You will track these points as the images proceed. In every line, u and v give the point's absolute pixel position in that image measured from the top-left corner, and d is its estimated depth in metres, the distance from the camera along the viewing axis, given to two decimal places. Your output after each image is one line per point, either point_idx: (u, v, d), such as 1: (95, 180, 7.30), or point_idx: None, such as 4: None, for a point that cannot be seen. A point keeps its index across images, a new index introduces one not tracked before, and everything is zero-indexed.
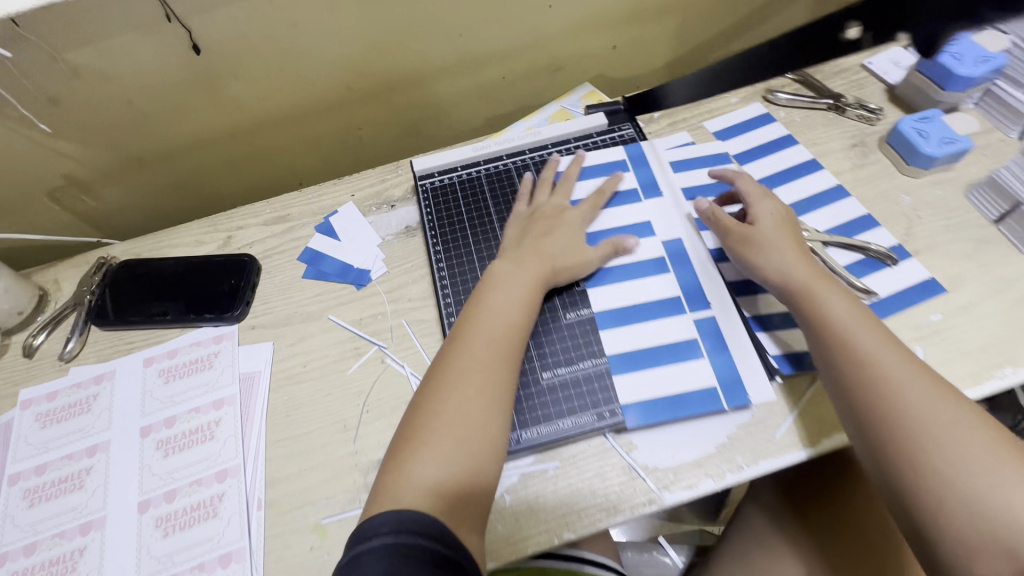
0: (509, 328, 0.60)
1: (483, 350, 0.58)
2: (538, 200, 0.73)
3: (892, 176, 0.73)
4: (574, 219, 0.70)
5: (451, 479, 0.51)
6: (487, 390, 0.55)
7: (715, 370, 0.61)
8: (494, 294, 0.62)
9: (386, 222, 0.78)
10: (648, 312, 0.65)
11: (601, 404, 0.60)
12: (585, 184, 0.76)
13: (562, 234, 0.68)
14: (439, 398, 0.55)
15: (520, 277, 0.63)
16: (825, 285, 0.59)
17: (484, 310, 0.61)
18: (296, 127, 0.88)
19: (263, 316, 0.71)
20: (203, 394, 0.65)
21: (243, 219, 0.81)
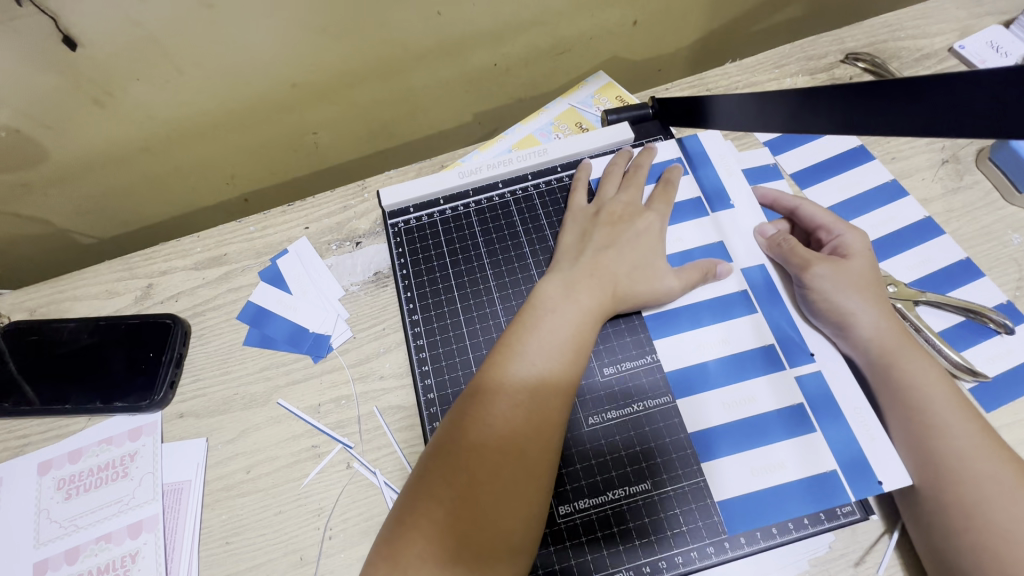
0: (546, 390, 0.45)
1: (504, 422, 0.43)
2: (603, 197, 0.57)
3: (995, 207, 0.57)
4: (643, 225, 0.55)
5: None
6: (509, 471, 0.41)
7: (831, 446, 0.46)
8: (527, 339, 0.47)
9: (350, 266, 0.61)
10: (703, 393, 0.49)
11: (639, 554, 0.44)
12: (647, 186, 0.59)
13: (623, 248, 0.53)
14: (442, 482, 0.41)
15: (559, 317, 0.48)
16: (913, 348, 0.46)
17: (512, 362, 0.46)
18: (232, 135, 0.68)
19: (194, 401, 0.56)
20: (114, 516, 0.50)
21: (167, 261, 0.64)
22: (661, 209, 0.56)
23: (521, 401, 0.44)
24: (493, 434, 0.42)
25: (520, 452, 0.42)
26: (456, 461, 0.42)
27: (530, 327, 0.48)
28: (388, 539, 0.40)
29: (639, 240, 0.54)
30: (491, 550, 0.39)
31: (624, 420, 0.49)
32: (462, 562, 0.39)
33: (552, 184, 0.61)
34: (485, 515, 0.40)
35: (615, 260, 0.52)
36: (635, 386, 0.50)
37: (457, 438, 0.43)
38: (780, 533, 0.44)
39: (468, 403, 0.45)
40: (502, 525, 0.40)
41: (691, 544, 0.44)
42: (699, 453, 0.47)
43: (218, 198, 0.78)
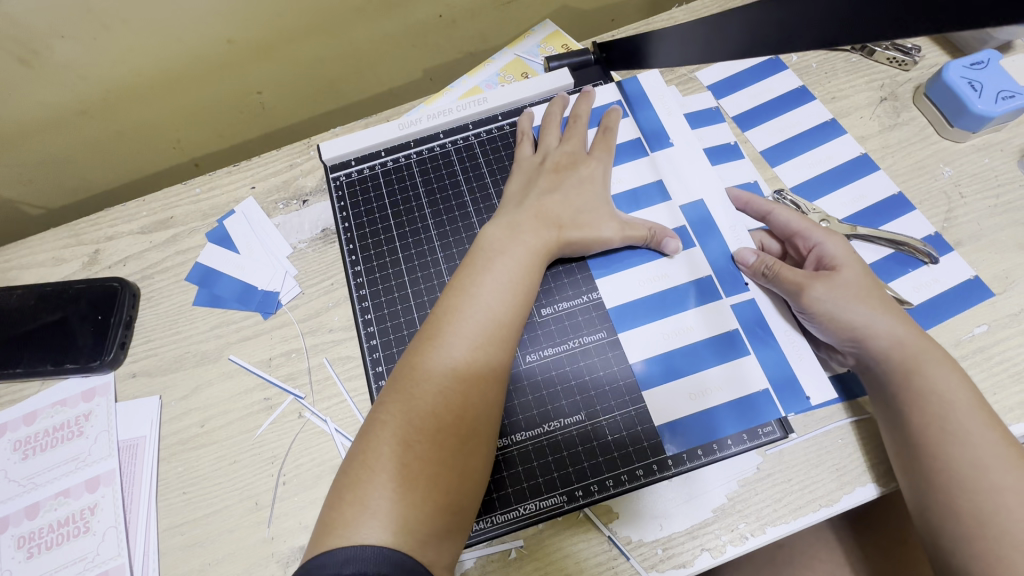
0: (500, 330, 0.45)
1: (462, 363, 0.42)
2: (545, 144, 0.57)
3: (929, 142, 0.58)
4: (586, 170, 0.55)
5: (419, 519, 0.37)
6: (470, 412, 0.41)
7: (761, 371, 0.49)
8: (480, 280, 0.46)
9: (297, 224, 0.61)
10: (640, 325, 0.51)
11: (572, 480, 0.46)
12: (589, 131, 0.59)
13: (563, 191, 0.53)
14: (401, 424, 0.40)
15: (509, 257, 0.48)
16: (929, 356, 0.44)
17: (467, 304, 0.45)
18: (174, 94, 0.67)
19: (146, 360, 0.56)
20: (71, 473, 0.52)
21: (112, 226, 0.63)
22: (605, 156, 0.56)
23: (480, 342, 0.43)
24: (449, 374, 0.42)
25: (479, 394, 0.42)
26: (420, 409, 0.40)
27: (483, 270, 0.47)
28: (347, 485, 0.38)
29: (582, 185, 0.54)
30: (455, 488, 0.39)
31: (559, 357, 0.50)
32: (429, 500, 0.38)
33: (493, 134, 0.61)
34: (450, 458, 0.39)
35: (556, 203, 0.52)
36: (571, 325, 0.51)
37: (415, 381, 0.42)
38: (704, 454, 0.47)
39: (423, 343, 0.44)
40: (465, 464, 0.40)
41: (622, 468, 0.47)
42: (636, 386, 0.49)
43: (167, 163, 0.77)
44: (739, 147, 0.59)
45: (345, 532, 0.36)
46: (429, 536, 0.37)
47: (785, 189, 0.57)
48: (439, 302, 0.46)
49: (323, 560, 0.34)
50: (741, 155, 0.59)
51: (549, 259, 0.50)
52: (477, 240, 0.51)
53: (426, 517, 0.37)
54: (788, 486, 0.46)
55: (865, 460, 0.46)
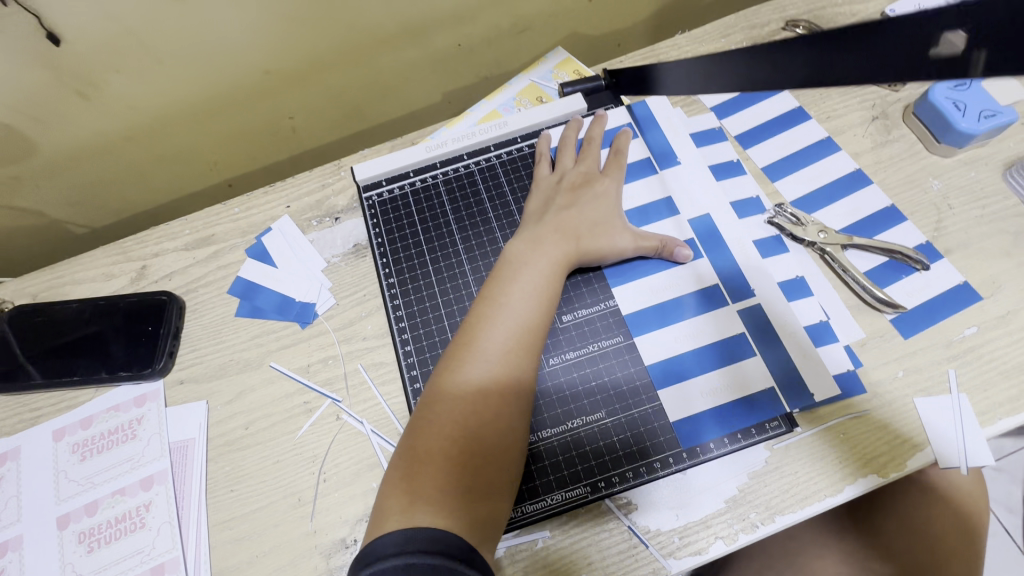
0: (529, 334, 0.49)
1: (496, 366, 0.46)
2: (562, 164, 0.61)
3: (918, 157, 0.63)
4: (601, 188, 0.59)
5: (466, 508, 0.41)
6: (505, 411, 0.45)
7: (768, 369, 0.53)
8: (508, 290, 0.51)
9: (330, 240, 0.66)
10: (654, 329, 0.55)
11: (594, 472, 0.50)
12: (602, 151, 0.64)
13: (583, 206, 0.57)
14: (445, 422, 0.44)
15: (533, 267, 0.52)
16: None
17: (497, 312, 0.49)
18: (214, 120, 0.72)
19: (193, 368, 0.61)
20: (127, 472, 0.56)
21: (158, 243, 0.68)
22: (617, 175, 0.61)
23: (511, 346, 0.48)
24: (484, 377, 0.46)
25: (512, 393, 0.46)
26: (461, 410, 0.44)
27: (510, 280, 0.51)
28: (399, 478, 0.42)
29: (597, 200, 0.58)
30: (495, 478, 0.43)
31: (580, 359, 0.54)
32: (473, 489, 0.42)
33: (513, 154, 0.66)
34: (489, 452, 0.43)
35: (576, 218, 0.56)
36: (590, 330, 0.55)
37: (455, 383, 0.46)
38: (717, 447, 0.51)
39: (460, 349, 0.48)
40: (503, 458, 0.44)
41: (640, 461, 0.50)
42: (652, 383, 0.53)
43: (204, 185, 0.82)
44: (741, 164, 0.64)
45: (396, 514, 0.40)
46: (476, 522, 0.41)
47: (786, 203, 0.61)
48: (472, 311, 0.50)
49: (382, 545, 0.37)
50: (744, 172, 0.63)
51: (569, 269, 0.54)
52: (502, 253, 0.56)
53: (470, 504, 0.41)
54: (795, 478, 0.50)
55: (865, 451, 0.50)
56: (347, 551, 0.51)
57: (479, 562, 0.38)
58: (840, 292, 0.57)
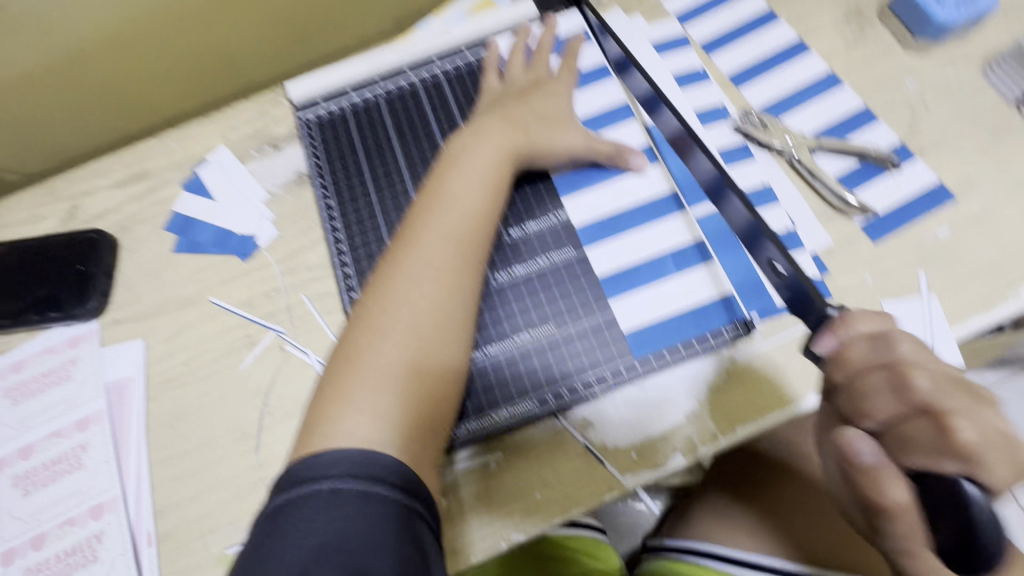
0: (472, 223, 0.48)
1: (438, 256, 0.46)
2: (511, 73, 0.57)
3: (892, 56, 0.59)
4: (550, 92, 0.56)
5: (407, 391, 0.42)
6: (447, 298, 0.45)
7: (726, 273, 0.50)
8: (449, 182, 0.49)
9: (271, 169, 0.61)
10: (608, 239, 0.52)
11: (543, 387, 0.48)
12: (552, 59, 0.60)
13: (530, 108, 0.54)
14: (388, 311, 0.44)
15: (474, 159, 0.50)
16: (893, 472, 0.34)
17: (438, 202, 0.48)
18: (144, 48, 0.68)
19: (128, 307, 0.57)
20: (62, 414, 0.53)
21: (88, 181, 0.64)
22: (567, 80, 0.57)
23: (454, 235, 0.47)
24: (428, 265, 0.45)
25: (455, 282, 0.46)
26: (403, 299, 0.44)
27: (451, 169, 0.50)
28: (341, 370, 0.42)
29: (546, 101, 0.55)
30: (441, 364, 0.43)
31: (529, 273, 0.51)
32: (416, 375, 0.42)
33: (460, 67, 0.61)
34: (432, 337, 0.44)
35: (520, 114, 0.53)
36: (539, 243, 0.52)
37: (395, 275, 0.45)
38: (671, 354, 0.48)
39: (402, 243, 0.47)
40: (447, 345, 0.44)
41: (591, 371, 0.48)
42: (603, 293, 0.50)
43: (143, 123, 0.76)
44: (706, 71, 0.59)
45: (332, 426, 0.40)
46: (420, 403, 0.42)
47: (752, 108, 0.57)
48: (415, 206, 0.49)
49: (310, 468, 0.37)
50: (708, 78, 0.59)
51: (517, 162, 0.52)
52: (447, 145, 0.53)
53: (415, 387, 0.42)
54: (758, 390, 0.47)
55: None
56: None
57: (411, 485, 0.38)
58: (809, 197, 0.53)
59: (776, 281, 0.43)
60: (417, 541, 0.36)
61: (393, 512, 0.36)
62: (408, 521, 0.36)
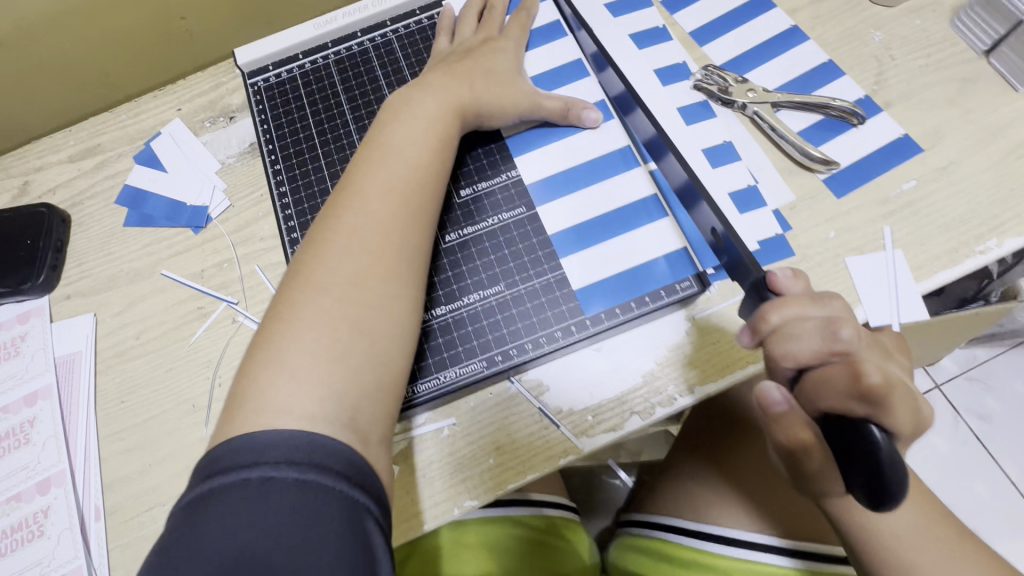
0: (417, 171, 0.43)
1: (377, 207, 0.41)
2: (461, 34, 0.55)
3: (859, 9, 0.57)
4: (497, 47, 0.53)
5: (344, 353, 0.36)
6: (386, 252, 0.40)
7: (682, 227, 0.48)
8: (391, 131, 0.45)
9: (224, 140, 0.60)
10: (561, 197, 0.50)
11: (492, 347, 0.46)
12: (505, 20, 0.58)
13: (478, 63, 0.51)
14: (323, 269, 0.38)
15: (419, 108, 0.46)
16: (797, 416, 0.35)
17: (379, 153, 0.44)
18: (96, 22, 0.66)
19: (79, 282, 0.56)
20: (10, 390, 0.52)
21: (40, 157, 0.62)
22: (517, 35, 0.55)
23: (394, 185, 0.42)
24: (368, 216, 0.40)
25: (398, 237, 0.41)
26: (335, 254, 0.39)
27: (393, 121, 0.46)
28: (264, 338, 0.36)
29: (492, 55, 0.53)
30: (382, 325, 0.38)
31: (479, 234, 0.50)
32: (353, 339, 0.36)
33: (411, 28, 0.60)
34: (369, 295, 0.38)
35: (467, 66, 0.51)
36: (490, 203, 0.51)
37: (328, 230, 0.40)
38: (623, 312, 0.46)
39: (336, 198, 0.42)
40: (388, 302, 0.39)
41: (542, 331, 0.46)
42: (554, 252, 0.49)
43: (102, 103, 0.75)
44: (667, 30, 0.57)
45: (257, 403, 0.34)
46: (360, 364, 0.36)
47: (713, 65, 0.55)
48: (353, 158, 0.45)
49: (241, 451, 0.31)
50: (668, 37, 0.57)
51: (462, 116, 0.48)
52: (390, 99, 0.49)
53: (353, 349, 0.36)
54: (715, 348, 0.46)
55: None
56: None
57: (360, 475, 0.32)
58: (772, 154, 0.52)
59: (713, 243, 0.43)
60: (367, 539, 0.30)
61: (337, 509, 0.30)
62: (356, 516, 0.31)
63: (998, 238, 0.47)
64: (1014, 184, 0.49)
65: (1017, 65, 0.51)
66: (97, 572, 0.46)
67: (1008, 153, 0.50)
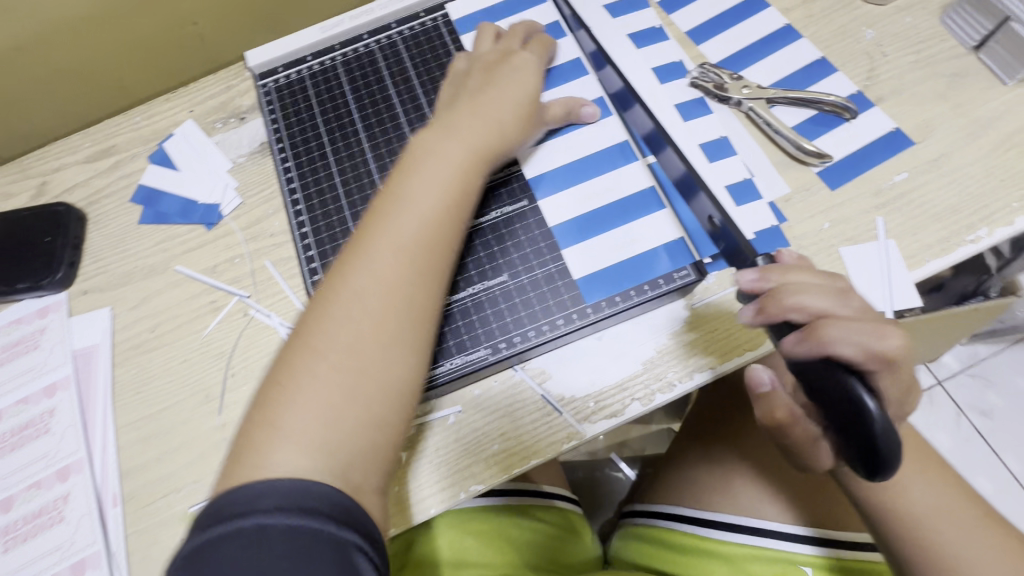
0: (430, 235, 0.42)
1: (387, 274, 0.40)
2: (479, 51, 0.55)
3: (852, 7, 0.58)
4: (516, 66, 0.52)
5: (342, 428, 0.37)
6: (391, 324, 0.39)
7: (680, 219, 0.49)
8: (407, 181, 0.44)
9: (235, 140, 0.62)
10: (563, 190, 0.52)
11: (496, 335, 0.48)
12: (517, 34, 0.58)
13: (500, 90, 0.50)
14: (332, 327, 0.39)
15: (438, 156, 0.45)
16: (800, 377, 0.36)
17: (393, 208, 0.42)
18: (110, 27, 0.68)
19: (96, 278, 0.58)
20: (30, 382, 0.54)
21: (58, 158, 0.64)
22: (538, 52, 0.54)
23: (405, 250, 0.41)
24: (378, 279, 0.40)
25: (407, 307, 0.40)
26: (343, 321, 0.39)
27: (409, 172, 0.44)
28: (272, 394, 0.38)
29: (514, 80, 0.51)
30: (382, 407, 0.38)
31: (482, 228, 0.51)
32: (354, 417, 0.37)
33: (416, 29, 0.62)
34: (373, 372, 0.38)
35: (488, 100, 0.49)
36: (493, 196, 0.52)
37: (336, 292, 0.40)
38: (623, 300, 0.48)
39: (349, 255, 0.41)
40: (389, 378, 0.38)
41: (544, 320, 0.48)
42: (556, 243, 0.50)
43: (114, 107, 0.77)
44: (665, 29, 0.59)
45: (258, 460, 0.35)
46: (356, 448, 0.37)
47: (709, 63, 0.57)
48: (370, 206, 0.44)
49: (235, 501, 0.33)
50: (667, 36, 0.59)
51: (484, 163, 0.47)
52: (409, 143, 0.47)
53: (354, 429, 0.37)
54: (713, 335, 0.47)
55: None
56: None
57: (351, 517, 0.34)
58: (767, 149, 0.54)
59: (710, 230, 0.47)
60: None
61: (326, 547, 0.32)
62: (345, 555, 0.32)
63: (989, 227, 0.49)
64: (1004, 174, 0.50)
65: (1005, 60, 0.53)
66: (116, 556, 0.47)
67: (998, 145, 0.51)
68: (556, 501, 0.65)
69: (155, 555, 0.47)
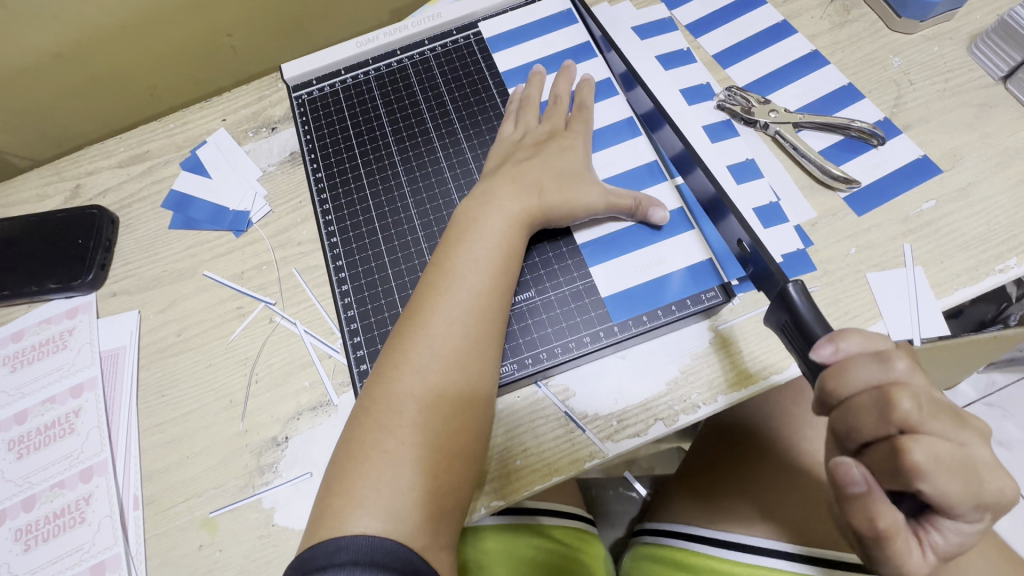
0: (483, 302, 0.43)
1: (441, 340, 0.41)
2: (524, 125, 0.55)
3: (879, 35, 0.59)
4: (562, 144, 0.52)
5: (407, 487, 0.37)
6: (452, 391, 0.40)
7: (708, 241, 0.49)
8: (457, 256, 0.45)
9: (266, 149, 0.63)
10: None
11: (521, 351, 0.48)
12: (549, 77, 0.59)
13: (547, 157, 0.51)
14: (392, 405, 0.40)
15: (489, 225, 0.46)
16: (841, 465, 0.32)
17: (448, 282, 0.44)
18: (147, 39, 0.70)
19: (125, 280, 0.59)
20: (58, 381, 0.54)
21: (92, 161, 0.65)
22: (578, 116, 0.54)
23: (459, 318, 0.42)
24: (437, 354, 0.41)
25: (465, 376, 0.41)
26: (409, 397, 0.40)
27: (458, 242, 0.46)
28: (337, 476, 0.38)
29: (554, 146, 0.52)
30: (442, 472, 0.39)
31: None
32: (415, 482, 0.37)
33: (448, 47, 0.63)
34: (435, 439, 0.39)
35: (531, 169, 0.50)
36: None
37: (398, 361, 0.41)
38: (650, 319, 0.48)
39: (405, 327, 0.43)
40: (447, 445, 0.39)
41: (570, 336, 0.48)
42: (583, 261, 0.51)
43: (145, 113, 0.79)
44: (692, 52, 0.60)
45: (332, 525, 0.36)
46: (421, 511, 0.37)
47: (736, 86, 0.58)
48: (421, 283, 0.45)
49: (310, 562, 0.34)
50: (694, 59, 0.60)
51: (530, 225, 0.48)
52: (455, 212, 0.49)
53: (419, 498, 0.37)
54: (737, 358, 0.47)
55: None
56: (278, 449, 0.50)
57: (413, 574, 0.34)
58: (793, 172, 0.54)
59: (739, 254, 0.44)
60: None
61: None
62: None
63: (1018, 257, 0.49)
64: None
65: None
66: (135, 560, 0.47)
67: None
68: (540, 518, 0.63)
69: (174, 559, 0.47)
